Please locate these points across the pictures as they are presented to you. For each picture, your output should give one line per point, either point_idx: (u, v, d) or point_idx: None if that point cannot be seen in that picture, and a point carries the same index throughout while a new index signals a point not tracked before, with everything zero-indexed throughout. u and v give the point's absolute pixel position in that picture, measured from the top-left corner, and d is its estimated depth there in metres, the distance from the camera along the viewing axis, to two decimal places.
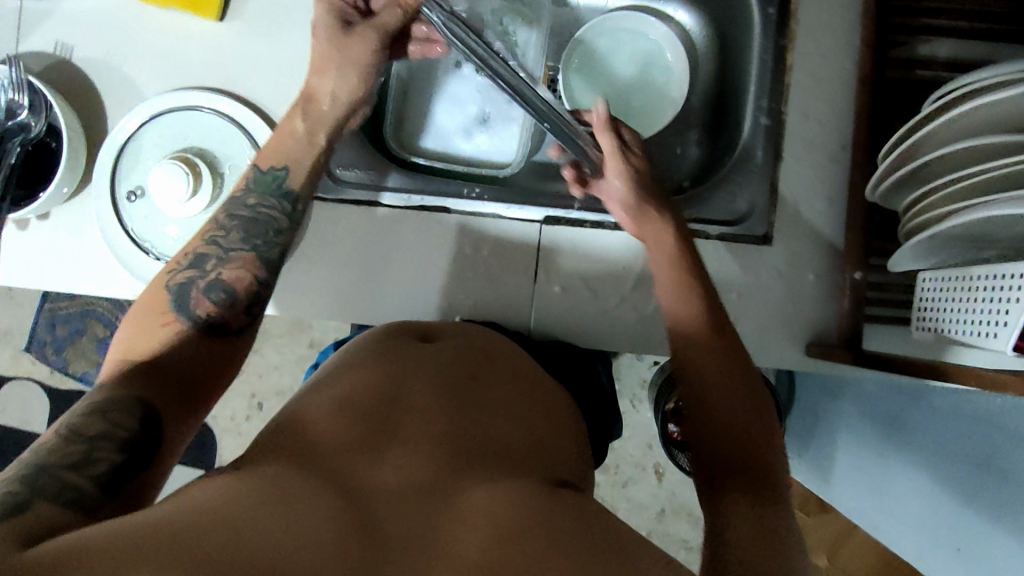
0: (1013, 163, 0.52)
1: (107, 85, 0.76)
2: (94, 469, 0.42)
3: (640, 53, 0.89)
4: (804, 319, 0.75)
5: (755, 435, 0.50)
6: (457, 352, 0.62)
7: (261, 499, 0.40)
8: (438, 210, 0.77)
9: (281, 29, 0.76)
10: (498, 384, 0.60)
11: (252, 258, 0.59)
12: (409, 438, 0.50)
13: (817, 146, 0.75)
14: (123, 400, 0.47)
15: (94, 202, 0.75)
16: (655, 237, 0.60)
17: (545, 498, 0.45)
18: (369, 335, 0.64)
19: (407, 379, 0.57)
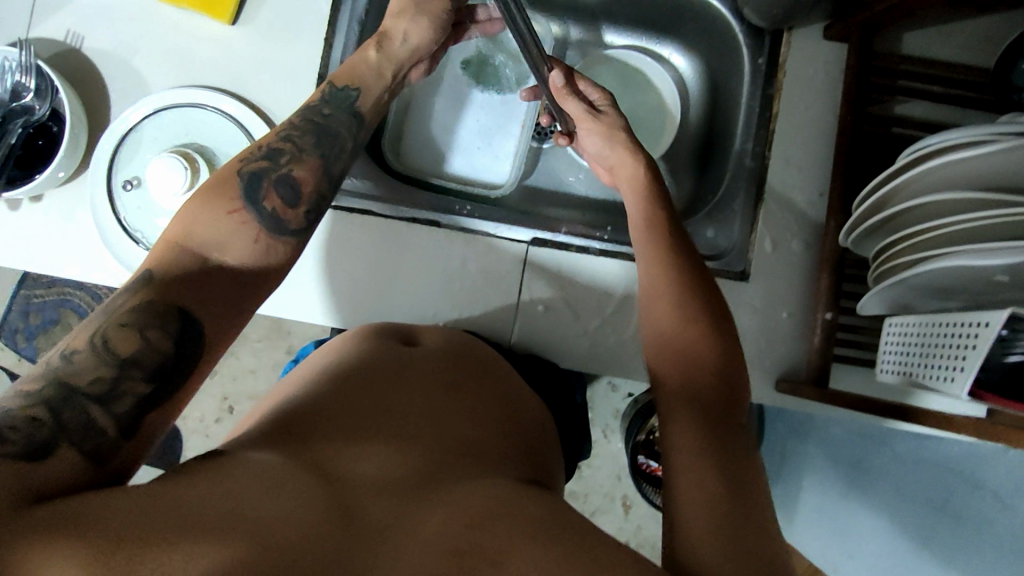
0: (982, 216, 0.56)
1: (114, 76, 0.78)
2: (121, 403, 0.41)
3: (635, 92, 0.93)
4: (775, 355, 0.77)
5: (723, 397, 0.52)
6: (440, 357, 0.63)
7: (244, 475, 0.41)
8: (429, 224, 0.78)
9: (293, 37, 0.78)
10: (477, 393, 0.62)
11: (320, 167, 0.59)
12: (389, 433, 0.51)
13: (796, 188, 0.79)
14: (158, 311, 0.44)
15: (89, 189, 0.76)
16: (624, 171, 0.67)
17: (517, 495, 0.47)
18: (357, 334, 0.65)
19: (391, 375, 0.58)
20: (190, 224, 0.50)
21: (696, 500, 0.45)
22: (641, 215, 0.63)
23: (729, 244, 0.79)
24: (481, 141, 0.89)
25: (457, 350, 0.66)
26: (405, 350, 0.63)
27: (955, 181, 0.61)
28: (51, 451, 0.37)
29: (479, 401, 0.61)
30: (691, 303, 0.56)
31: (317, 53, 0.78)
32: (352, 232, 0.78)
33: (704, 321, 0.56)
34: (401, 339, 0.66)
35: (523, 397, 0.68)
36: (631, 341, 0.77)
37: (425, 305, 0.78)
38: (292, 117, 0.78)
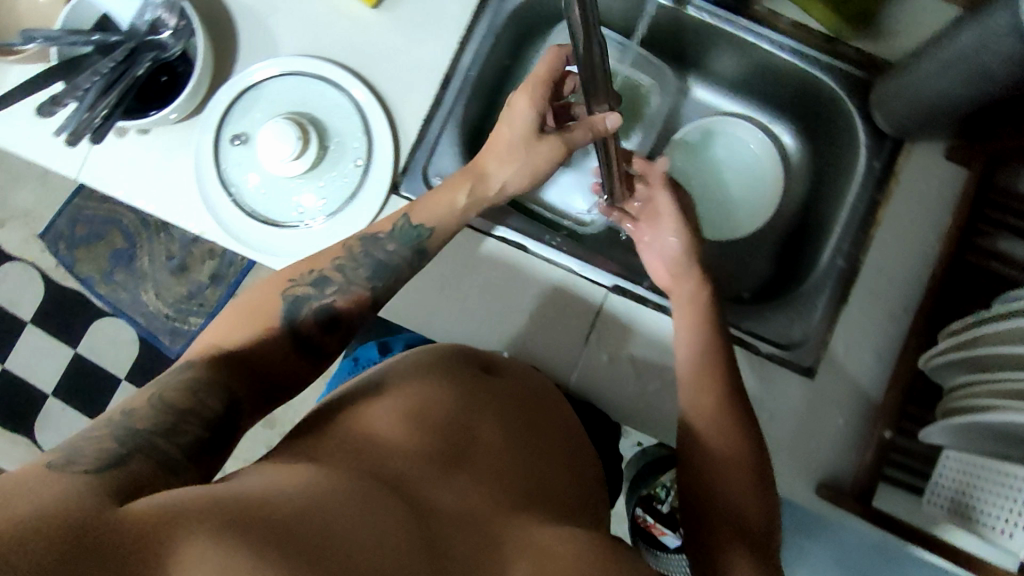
0: None
1: (246, 30, 0.78)
2: (180, 439, 0.46)
3: (740, 163, 0.92)
4: (823, 457, 0.76)
5: (767, 529, 0.58)
6: (512, 389, 0.66)
7: (347, 500, 0.44)
8: (515, 246, 0.79)
9: (426, 33, 0.78)
10: (546, 432, 0.64)
11: (364, 297, 0.63)
12: (466, 470, 0.54)
13: (884, 300, 0.77)
14: (209, 385, 0.51)
15: (198, 134, 0.77)
16: (685, 293, 0.71)
17: (588, 548, 0.50)
18: (439, 351, 0.67)
19: (471, 407, 0.60)
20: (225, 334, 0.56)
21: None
22: (701, 321, 0.68)
23: (802, 336, 0.79)
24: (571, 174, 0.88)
25: (530, 388, 0.68)
26: (483, 376, 0.65)
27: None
28: (128, 464, 0.41)
29: (547, 443, 0.63)
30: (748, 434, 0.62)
31: (446, 55, 0.78)
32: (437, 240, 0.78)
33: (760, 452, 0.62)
34: (481, 361, 0.68)
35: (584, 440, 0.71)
36: (684, 409, 0.76)
37: (492, 329, 0.78)
38: (407, 111, 0.78)
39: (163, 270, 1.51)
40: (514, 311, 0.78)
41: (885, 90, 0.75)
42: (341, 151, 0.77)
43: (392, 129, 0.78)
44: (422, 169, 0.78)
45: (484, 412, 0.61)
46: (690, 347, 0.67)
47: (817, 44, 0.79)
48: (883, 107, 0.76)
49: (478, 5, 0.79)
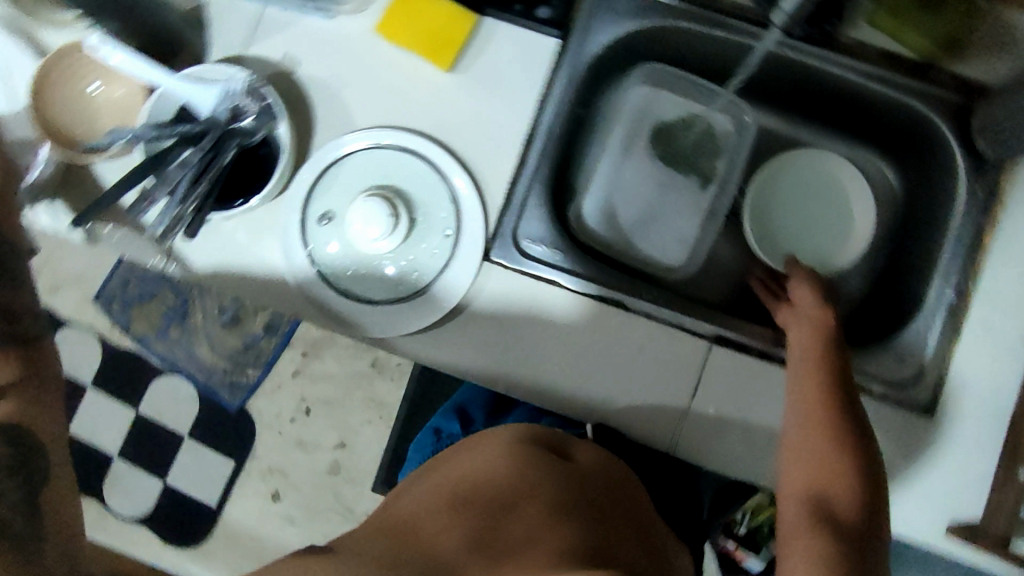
0: None
1: (323, 106, 0.77)
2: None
3: (827, 192, 0.89)
4: (950, 499, 0.74)
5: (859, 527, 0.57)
6: (574, 469, 0.62)
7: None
8: (612, 304, 0.76)
9: (503, 92, 0.76)
10: (613, 514, 0.59)
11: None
12: (505, 553, 0.50)
13: (999, 331, 0.75)
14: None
15: (285, 215, 0.76)
16: (807, 318, 0.72)
17: None
18: (518, 430, 0.65)
19: (526, 488, 0.57)
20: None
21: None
22: (813, 348, 0.68)
23: (916, 374, 0.76)
24: (648, 219, 0.85)
25: (601, 473, 0.64)
26: (548, 456, 0.62)
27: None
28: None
29: (616, 525, 0.58)
30: (863, 485, 0.59)
31: (525, 116, 0.76)
32: (529, 300, 0.76)
33: (878, 504, 0.59)
34: (553, 445, 0.65)
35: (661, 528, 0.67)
36: None
37: (596, 390, 0.75)
38: (492, 175, 0.76)
39: (217, 322, 1.35)
40: (584, 359, 0.75)
41: (992, 117, 0.71)
42: (429, 221, 0.75)
43: (478, 195, 0.76)
44: (511, 234, 0.76)
45: (541, 485, 0.57)
46: (803, 387, 0.65)
47: (908, 73, 0.76)
48: (987, 133, 0.73)
49: (556, 59, 0.77)
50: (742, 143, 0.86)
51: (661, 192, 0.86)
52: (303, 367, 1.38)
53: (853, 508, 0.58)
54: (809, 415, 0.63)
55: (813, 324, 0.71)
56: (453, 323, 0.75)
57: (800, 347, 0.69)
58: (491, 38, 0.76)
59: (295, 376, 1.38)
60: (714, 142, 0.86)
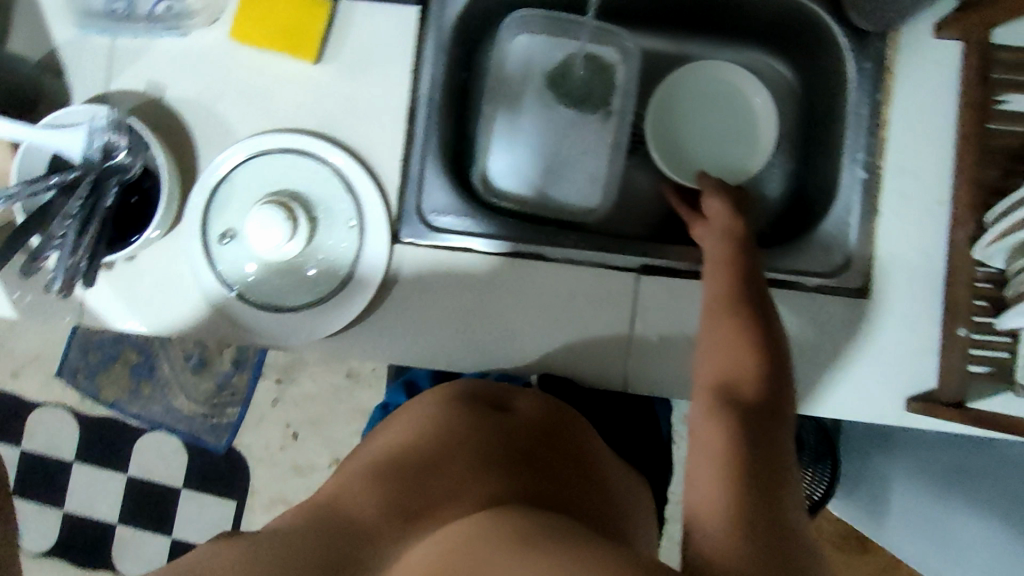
0: None
1: (198, 125, 0.75)
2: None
3: (724, 100, 0.87)
4: (904, 373, 0.74)
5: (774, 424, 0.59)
6: (504, 424, 0.64)
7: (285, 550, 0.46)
8: (532, 257, 0.75)
9: (377, 71, 0.75)
10: (546, 459, 0.62)
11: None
12: (429, 504, 0.53)
13: (915, 198, 0.75)
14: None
15: (186, 244, 0.74)
16: (715, 226, 0.74)
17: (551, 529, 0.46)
18: (444, 400, 0.67)
19: (456, 452, 0.58)
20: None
21: (717, 538, 0.49)
22: (721, 259, 0.70)
23: (844, 259, 0.76)
24: (554, 166, 0.84)
25: (537, 422, 0.67)
26: (480, 414, 0.65)
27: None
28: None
29: (546, 464, 0.61)
30: (764, 363, 0.62)
31: (403, 90, 0.75)
32: (452, 271, 0.75)
33: (784, 384, 0.62)
34: (487, 401, 0.67)
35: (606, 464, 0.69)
36: None
37: (535, 345, 0.75)
38: (383, 157, 0.75)
39: (184, 370, 1.38)
40: (515, 318, 0.75)
41: None
42: (330, 217, 0.74)
43: (374, 180, 0.75)
44: (416, 209, 0.75)
45: (469, 447, 0.59)
46: (716, 302, 0.68)
47: None
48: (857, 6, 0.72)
49: (420, 25, 0.76)
50: (630, 70, 0.85)
51: (562, 137, 0.85)
52: (281, 395, 1.36)
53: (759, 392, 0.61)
54: (717, 316, 0.66)
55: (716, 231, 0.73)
56: (381, 311, 0.75)
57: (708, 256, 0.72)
58: (350, 18, 0.75)
59: (274, 404, 1.36)
60: (602, 74, 0.84)
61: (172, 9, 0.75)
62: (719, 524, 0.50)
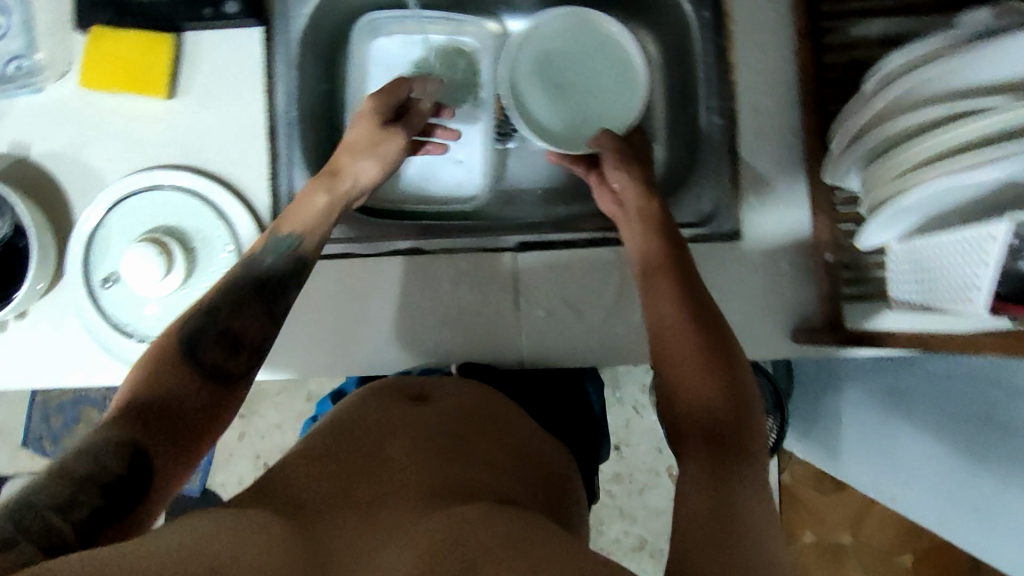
0: (954, 138, 0.56)
1: (67, 175, 0.76)
2: (77, 514, 0.46)
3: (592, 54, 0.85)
4: (786, 307, 0.77)
5: (736, 398, 0.56)
6: (439, 407, 0.67)
7: (239, 533, 0.46)
8: (411, 252, 0.78)
9: (235, 96, 0.77)
10: (484, 442, 0.65)
11: (258, 306, 0.63)
12: (377, 494, 0.54)
13: (772, 135, 0.77)
14: (112, 443, 0.50)
15: (71, 294, 0.75)
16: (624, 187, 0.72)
17: (518, 526, 0.48)
18: (366, 392, 0.69)
19: (400, 442, 0.60)
20: (141, 371, 0.56)
21: (688, 510, 0.49)
22: (648, 224, 0.69)
23: (714, 206, 0.78)
24: (431, 161, 0.86)
25: (468, 405, 0.69)
26: (411, 405, 0.67)
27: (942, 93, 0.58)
28: (14, 544, 0.42)
29: (482, 448, 0.63)
30: (715, 351, 0.59)
31: (262, 110, 0.77)
32: (337, 279, 0.78)
33: (719, 327, 0.60)
34: (409, 394, 0.69)
35: (539, 441, 0.72)
36: (641, 325, 0.76)
37: (427, 336, 0.78)
38: (252, 178, 0.77)
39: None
40: (404, 312, 0.78)
41: None
42: (207, 245, 0.76)
43: (244, 203, 0.77)
44: None
45: (412, 434, 0.62)
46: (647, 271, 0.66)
47: None
48: None
49: (266, 44, 0.77)
50: (488, 55, 0.87)
51: None
52: (246, 429, 1.37)
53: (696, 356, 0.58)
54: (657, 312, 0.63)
55: (645, 216, 0.70)
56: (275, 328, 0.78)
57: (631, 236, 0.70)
58: (199, 48, 0.77)
59: (241, 439, 1.37)
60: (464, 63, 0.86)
61: (22, 68, 0.77)
62: (693, 497, 0.50)
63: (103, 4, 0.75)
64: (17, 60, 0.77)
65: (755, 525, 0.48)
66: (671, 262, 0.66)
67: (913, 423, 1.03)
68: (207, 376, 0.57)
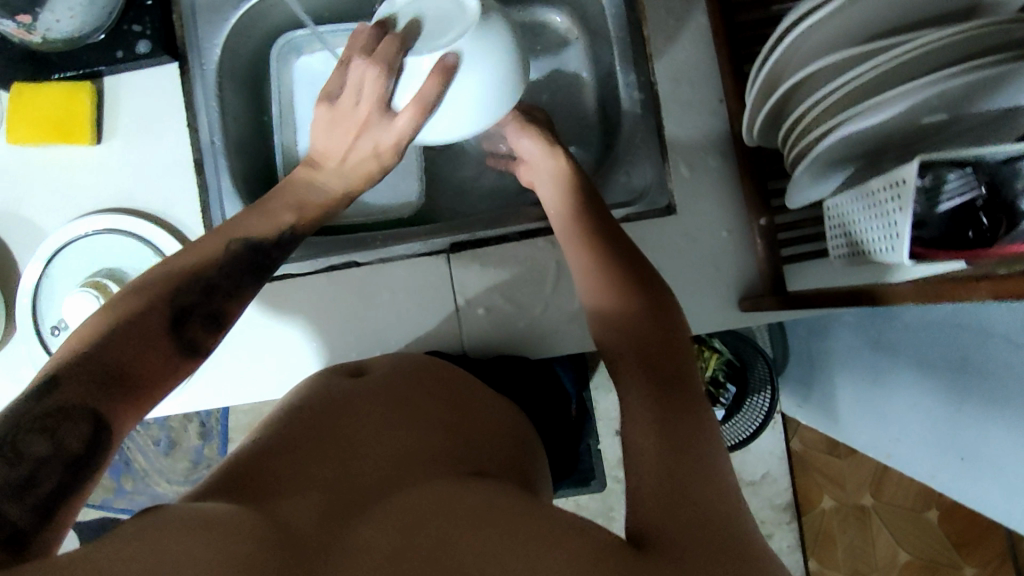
0: (862, 72, 0.54)
1: (8, 231, 0.78)
2: (34, 495, 0.41)
3: None
4: (729, 276, 0.75)
5: (663, 345, 0.57)
6: (390, 379, 0.67)
7: (216, 518, 0.44)
8: (347, 266, 0.78)
9: (159, 133, 0.78)
10: (443, 406, 0.65)
11: (246, 278, 0.57)
12: (340, 479, 0.53)
13: (695, 104, 0.76)
14: (78, 413, 0.43)
15: (25, 346, 0.77)
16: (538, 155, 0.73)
17: (475, 492, 0.49)
18: (310, 380, 0.68)
19: (356, 418, 0.60)
20: (101, 326, 0.47)
21: (641, 435, 0.50)
22: (565, 188, 0.70)
23: (644, 182, 0.76)
24: None
25: (419, 373, 0.69)
26: (362, 380, 0.67)
27: (839, 38, 0.57)
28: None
29: (440, 413, 0.63)
30: (639, 290, 0.61)
31: (187, 143, 0.78)
32: (278, 303, 0.78)
33: (643, 279, 0.62)
34: (354, 373, 0.69)
35: (498, 399, 0.72)
36: (581, 309, 0.76)
37: (374, 345, 0.78)
38: (184, 213, 0.78)
39: (156, 453, 1.37)
40: (350, 326, 0.78)
41: None
42: None
43: (180, 237, 0.78)
44: None
45: (369, 411, 0.62)
46: (567, 224, 0.68)
47: None
48: None
49: (183, 79, 0.78)
50: None
51: None
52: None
53: (622, 308, 0.60)
54: (588, 271, 0.64)
55: (546, 174, 0.72)
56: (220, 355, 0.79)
57: (548, 194, 0.71)
58: (118, 91, 0.78)
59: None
60: None
61: None
62: (643, 417, 0.51)
63: (19, 60, 0.76)
64: None
65: (718, 457, 0.49)
66: (589, 217, 0.67)
67: (899, 377, 0.99)
68: (180, 345, 0.51)
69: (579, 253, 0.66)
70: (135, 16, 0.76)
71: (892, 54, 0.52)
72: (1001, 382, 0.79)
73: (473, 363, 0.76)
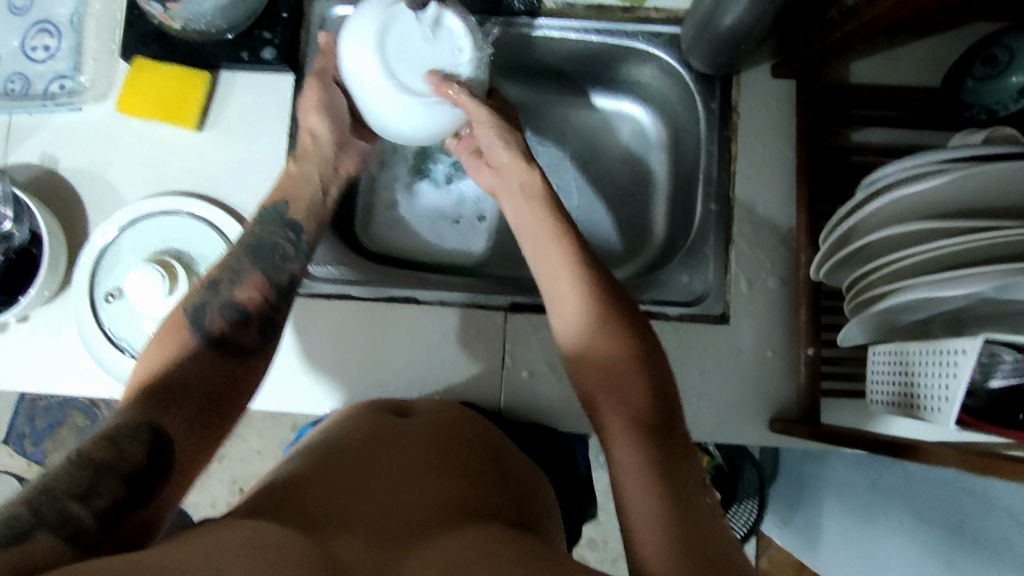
0: (932, 249, 0.58)
1: (89, 191, 0.80)
2: (99, 500, 0.45)
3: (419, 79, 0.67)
4: (765, 395, 0.78)
5: (656, 382, 0.58)
6: (431, 427, 0.67)
7: (251, 541, 0.43)
8: (405, 300, 0.80)
9: (259, 134, 0.81)
10: (473, 456, 0.64)
11: (262, 281, 0.63)
12: (377, 518, 0.51)
13: (766, 227, 0.81)
14: (136, 426, 0.49)
15: (73, 305, 0.77)
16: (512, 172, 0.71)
17: (504, 541, 0.50)
18: (351, 412, 0.68)
19: (378, 453, 0.60)
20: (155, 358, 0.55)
21: (648, 522, 0.49)
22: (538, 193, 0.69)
23: (704, 287, 0.80)
24: (425, 217, 0.90)
25: (446, 421, 0.69)
26: (391, 419, 0.67)
27: (929, 205, 0.61)
28: (31, 536, 0.40)
29: (473, 463, 0.63)
30: (645, 367, 0.58)
31: (282, 150, 0.81)
32: (331, 321, 0.79)
33: (624, 305, 0.62)
34: (391, 410, 0.70)
35: (522, 458, 0.70)
36: None
37: (412, 382, 0.79)
38: None
39: None
40: (394, 358, 0.79)
41: (690, 38, 0.77)
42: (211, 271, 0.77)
43: None
44: None
45: (400, 453, 0.61)
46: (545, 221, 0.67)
47: (618, 18, 0.83)
48: (693, 53, 0.79)
49: (295, 91, 0.82)
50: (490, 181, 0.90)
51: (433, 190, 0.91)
52: (227, 451, 1.30)
53: (603, 342, 0.60)
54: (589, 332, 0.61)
55: (529, 234, 0.67)
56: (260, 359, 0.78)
57: (543, 238, 0.66)
58: (230, 86, 0.81)
59: (220, 461, 1.29)
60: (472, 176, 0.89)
61: (66, 88, 0.81)
62: (643, 498, 0.50)
63: (148, 36, 0.79)
64: (61, 80, 0.81)
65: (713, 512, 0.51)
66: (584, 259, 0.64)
67: (885, 525, 0.98)
68: (207, 345, 0.57)
69: (572, 295, 0.62)
70: (269, 23, 0.80)
71: (966, 237, 0.56)
72: (994, 553, 0.77)
73: (506, 425, 0.76)
